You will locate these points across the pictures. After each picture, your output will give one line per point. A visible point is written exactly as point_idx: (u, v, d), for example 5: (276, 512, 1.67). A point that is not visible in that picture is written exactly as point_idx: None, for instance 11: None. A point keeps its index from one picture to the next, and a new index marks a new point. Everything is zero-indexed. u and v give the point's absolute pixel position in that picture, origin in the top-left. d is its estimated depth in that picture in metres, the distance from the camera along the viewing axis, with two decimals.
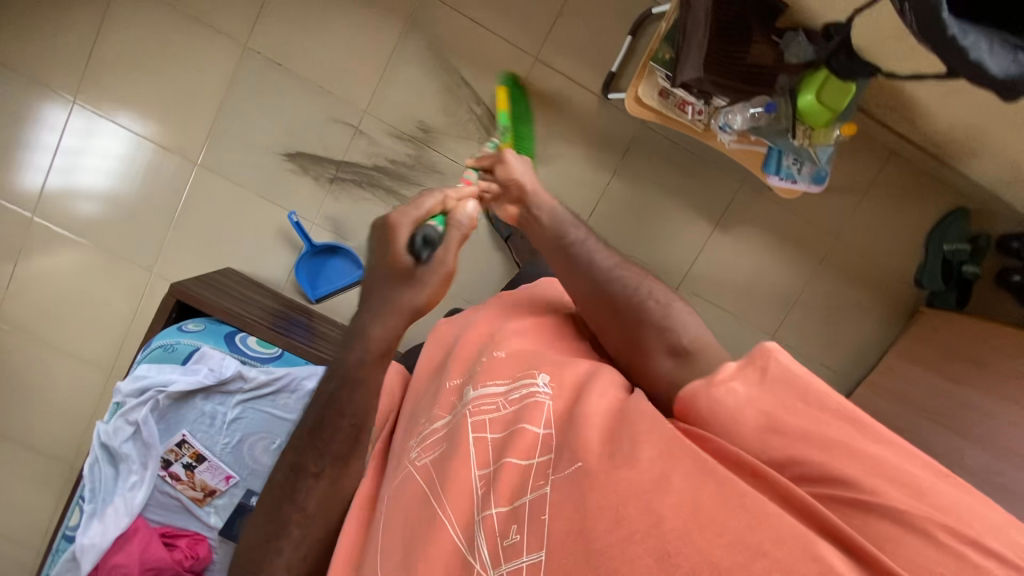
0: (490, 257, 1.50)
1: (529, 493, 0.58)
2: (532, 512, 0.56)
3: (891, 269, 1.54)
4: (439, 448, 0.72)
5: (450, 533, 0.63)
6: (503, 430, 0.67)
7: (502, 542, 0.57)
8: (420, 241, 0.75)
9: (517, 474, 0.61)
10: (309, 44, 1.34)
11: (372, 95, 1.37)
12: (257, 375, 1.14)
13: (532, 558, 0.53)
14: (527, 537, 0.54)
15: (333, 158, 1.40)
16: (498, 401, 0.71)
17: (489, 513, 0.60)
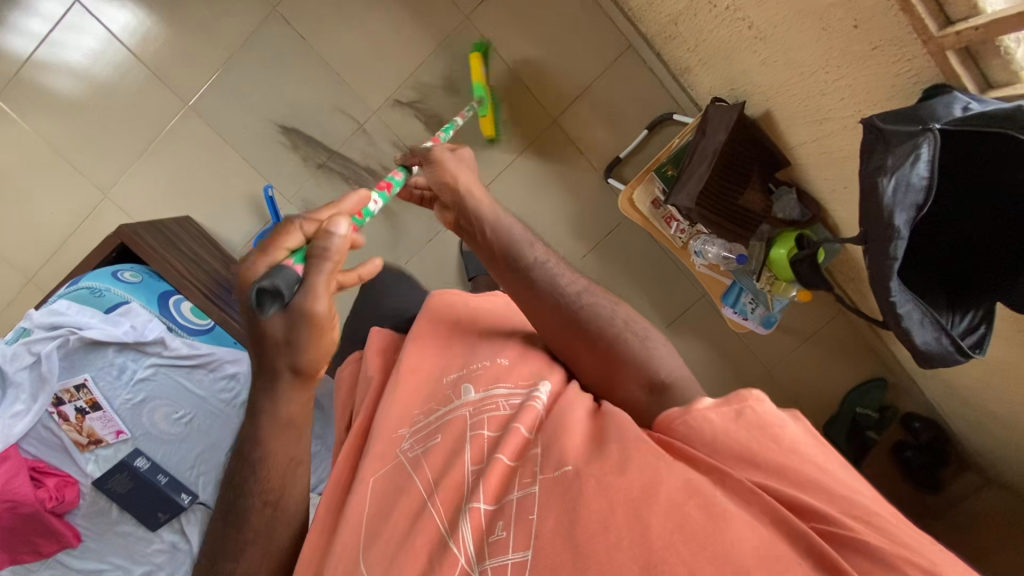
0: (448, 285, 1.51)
1: (517, 490, 0.60)
2: (521, 507, 0.58)
3: (806, 413, 1.64)
4: (432, 441, 0.71)
5: (435, 523, 0.62)
6: (499, 429, 0.69)
7: (486, 537, 0.58)
8: (256, 293, 0.54)
9: (507, 474, 0.63)
10: (337, 29, 1.31)
11: (385, 99, 1.35)
12: (180, 346, 1.12)
13: (517, 556, 0.54)
14: (513, 534, 0.56)
15: (328, 145, 1.37)
16: (497, 406, 0.71)
17: (476, 505, 0.61)
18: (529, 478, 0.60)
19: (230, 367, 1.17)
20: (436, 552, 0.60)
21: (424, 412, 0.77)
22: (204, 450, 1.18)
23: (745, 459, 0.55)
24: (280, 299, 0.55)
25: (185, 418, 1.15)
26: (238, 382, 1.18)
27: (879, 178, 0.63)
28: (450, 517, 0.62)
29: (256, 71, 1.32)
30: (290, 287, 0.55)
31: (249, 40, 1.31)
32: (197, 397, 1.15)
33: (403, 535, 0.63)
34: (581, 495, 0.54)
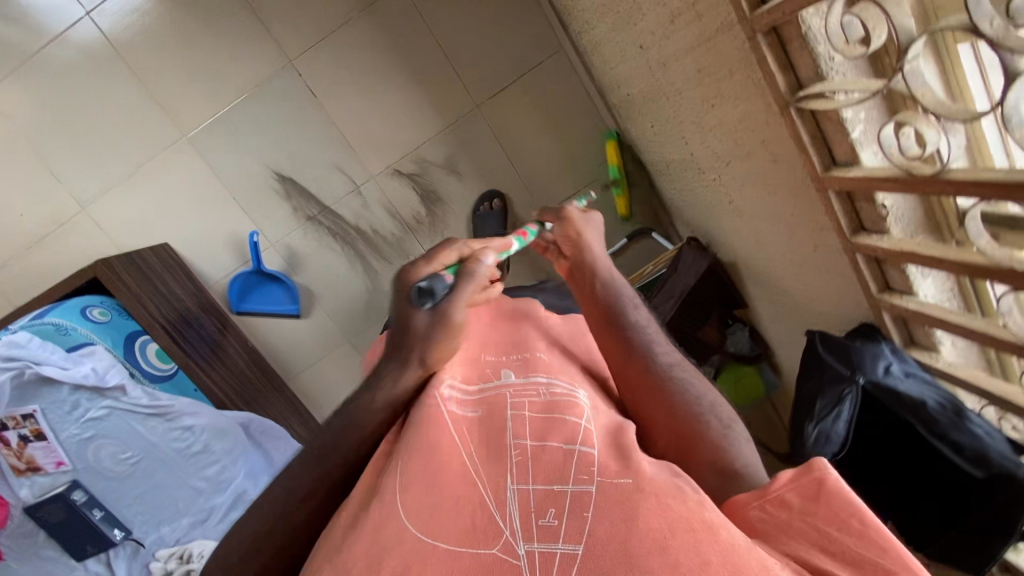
0: None
1: (571, 483, 0.46)
2: (576, 500, 0.45)
3: None
4: (468, 422, 0.56)
5: (479, 499, 0.47)
6: (544, 412, 0.54)
7: (535, 520, 0.44)
8: (418, 288, 0.58)
9: (560, 460, 0.49)
10: (351, 94, 1.34)
11: (386, 167, 1.39)
12: (140, 395, 1.13)
13: (567, 548, 0.42)
14: (564, 525, 0.43)
15: (321, 200, 1.39)
16: (540, 388, 0.57)
17: (523, 489, 0.47)
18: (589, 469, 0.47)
19: (189, 419, 1.18)
20: (474, 529, 0.45)
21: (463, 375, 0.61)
22: (148, 490, 1.18)
23: (817, 544, 0.42)
24: (432, 301, 0.58)
25: (132, 459, 1.15)
26: (194, 433, 1.18)
27: (807, 426, 0.79)
28: (499, 492, 0.47)
29: (264, 118, 1.33)
30: (442, 292, 0.59)
31: (262, 87, 1.31)
32: (149, 443, 1.15)
33: (438, 505, 0.48)
34: (636, 502, 0.43)
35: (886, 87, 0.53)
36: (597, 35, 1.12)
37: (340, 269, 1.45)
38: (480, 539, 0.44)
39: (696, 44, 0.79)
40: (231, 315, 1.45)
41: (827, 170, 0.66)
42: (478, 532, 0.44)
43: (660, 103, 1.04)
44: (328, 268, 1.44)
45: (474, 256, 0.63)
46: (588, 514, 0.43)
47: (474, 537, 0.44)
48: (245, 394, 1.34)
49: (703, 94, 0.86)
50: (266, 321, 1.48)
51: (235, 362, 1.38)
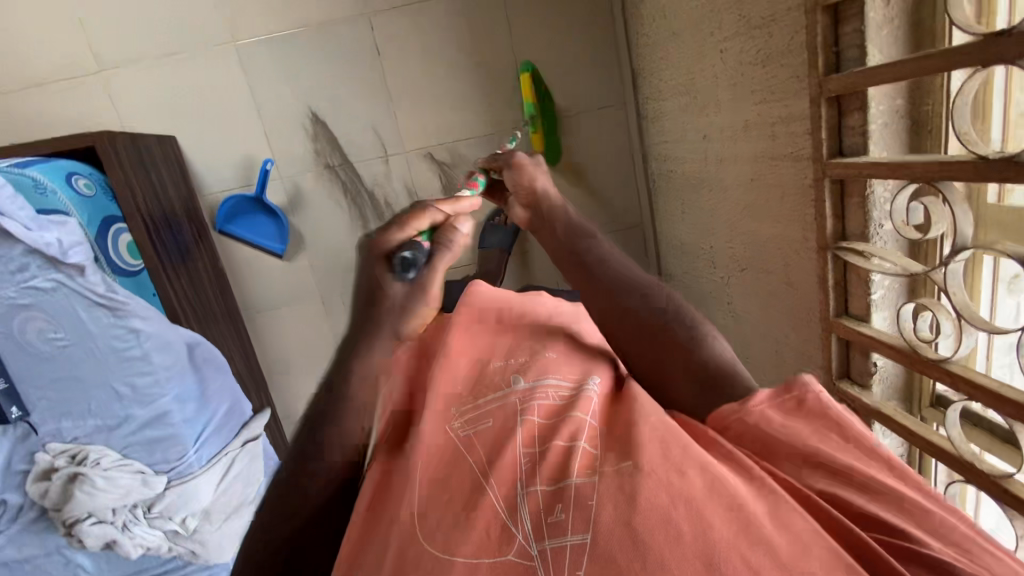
0: None
1: (574, 477, 0.52)
2: (579, 495, 0.50)
3: None
4: (481, 425, 0.62)
5: (491, 506, 0.53)
6: (551, 416, 0.61)
7: (543, 519, 0.50)
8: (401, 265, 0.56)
9: (565, 461, 0.55)
10: (413, 67, 1.33)
11: (420, 147, 1.38)
12: (98, 283, 1.05)
13: (576, 539, 0.47)
14: (573, 517, 0.49)
15: (346, 153, 1.36)
16: (549, 392, 0.64)
17: (532, 489, 0.53)
18: (591, 465, 0.53)
19: (138, 322, 1.10)
20: (490, 531, 0.51)
21: (468, 390, 0.68)
22: (64, 378, 1.09)
23: (806, 458, 0.51)
24: (411, 274, 0.57)
25: (61, 343, 1.07)
26: (138, 339, 1.11)
27: None
28: (508, 497, 0.53)
29: (320, 56, 1.30)
30: (422, 263, 0.57)
31: (331, 24, 1.28)
32: (88, 333, 1.08)
33: (459, 513, 0.53)
34: (640, 489, 0.48)
35: (926, 272, 0.57)
36: (665, 109, 1.17)
37: (339, 225, 1.41)
38: (498, 544, 0.50)
39: (761, 156, 0.84)
40: (212, 231, 1.39)
41: (838, 315, 0.71)
42: (490, 527, 0.51)
43: (701, 191, 1.10)
44: (325, 219, 1.41)
45: (447, 221, 0.61)
46: (593, 504, 0.49)
47: (489, 535, 0.50)
48: (198, 314, 1.28)
49: (748, 199, 0.91)
50: (246, 250, 1.43)
51: (200, 279, 1.32)
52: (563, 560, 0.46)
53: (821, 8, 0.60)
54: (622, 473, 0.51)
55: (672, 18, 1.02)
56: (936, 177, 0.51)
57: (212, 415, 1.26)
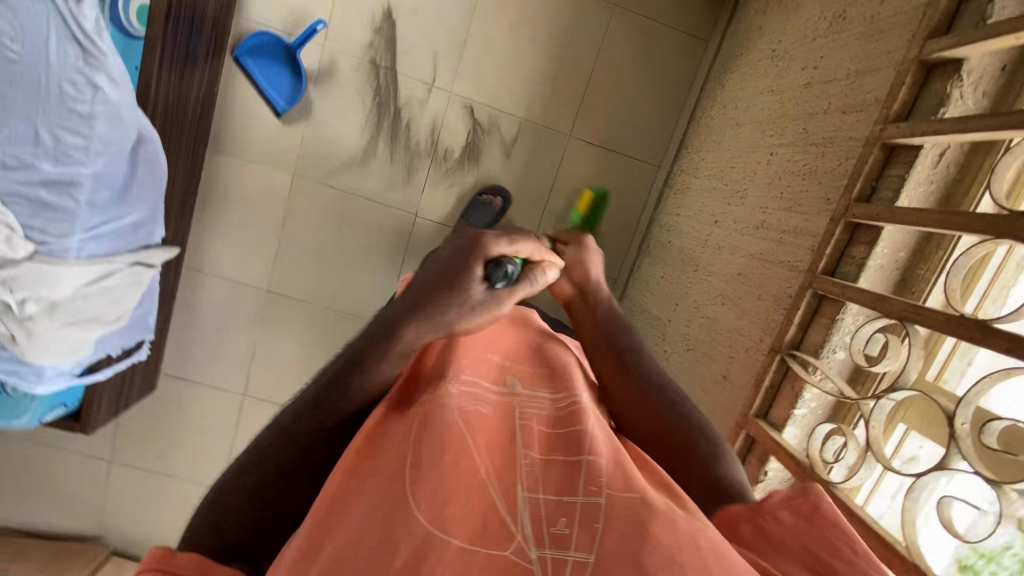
0: (332, 237, 1.44)
1: (582, 494, 0.52)
2: (585, 516, 0.50)
3: None
4: (483, 404, 0.60)
5: (493, 501, 0.50)
6: (553, 425, 0.61)
7: (546, 529, 0.49)
8: (501, 268, 0.59)
9: (571, 479, 0.54)
10: (499, 27, 1.33)
11: (465, 98, 1.36)
12: (88, 19, 0.96)
13: (579, 557, 0.46)
14: (578, 534, 0.48)
15: (396, 62, 1.34)
16: (553, 401, 0.65)
17: (536, 496, 0.52)
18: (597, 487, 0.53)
19: (104, 82, 1.00)
20: (489, 524, 0.48)
21: (480, 376, 0.65)
22: None
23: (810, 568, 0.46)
24: (507, 278, 0.60)
25: (9, 53, 0.95)
26: (92, 96, 0.99)
27: None
28: (512, 496, 0.51)
29: None
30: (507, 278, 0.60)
31: None
32: (42, 60, 0.96)
33: (458, 496, 0.50)
34: (649, 523, 0.48)
35: (856, 400, 0.61)
36: (693, 186, 1.21)
37: (350, 121, 1.36)
38: (496, 539, 0.47)
39: (758, 257, 0.88)
40: (227, 55, 1.31)
41: (756, 416, 0.73)
42: (489, 521, 0.49)
43: (686, 270, 1.14)
44: (342, 108, 1.36)
45: (540, 261, 0.64)
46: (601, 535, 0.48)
47: (488, 530, 0.48)
48: (167, 116, 1.19)
49: (726, 290, 0.95)
50: (249, 92, 1.35)
51: (190, 90, 1.23)
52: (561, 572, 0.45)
53: (881, 143, 0.64)
54: (629, 503, 0.50)
55: (742, 113, 1.08)
56: (907, 316, 0.54)
57: (119, 218, 1.13)
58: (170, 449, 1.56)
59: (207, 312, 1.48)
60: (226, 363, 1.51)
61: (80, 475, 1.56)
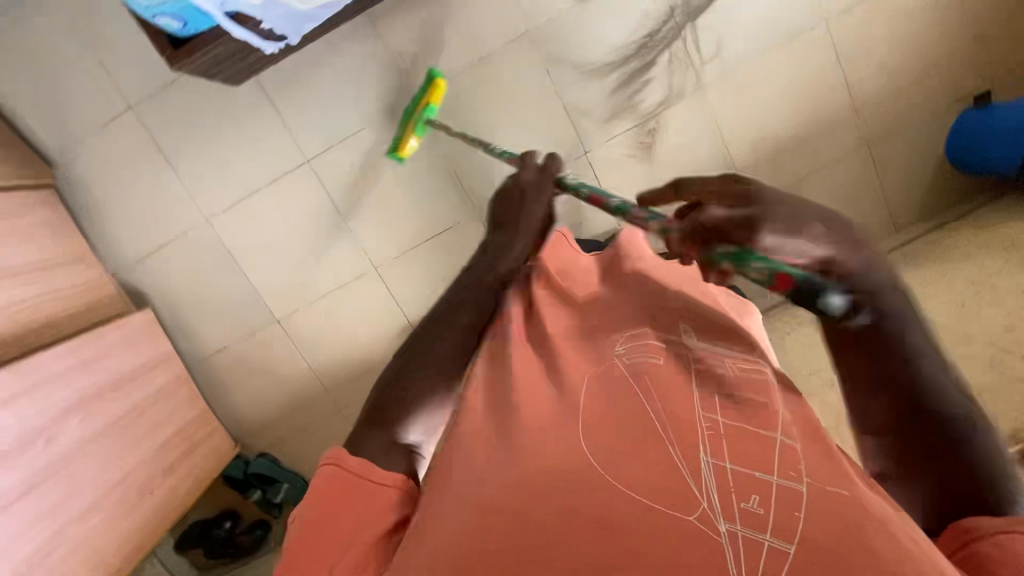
0: (507, 104, 1.33)
1: (778, 475, 0.48)
2: (781, 497, 0.46)
3: (279, 433, 1.59)
4: (650, 363, 0.61)
5: (672, 461, 0.50)
6: (741, 396, 0.57)
7: (735, 501, 0.46)
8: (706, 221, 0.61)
9: (763, 453, 0.50)
10: (790, 79, 1.30)
11: (710, 104, 1.32)
12: None
13: (776, 541, 0.43)
14: (776, 516, 0.45)
15: (692, 27, 1.28)
16: (731, 358, 0.63)
17: (719, 466, 0.49)
18: (796, 473, 0.48)
19: None
20: (672, 487, 0.48)
21: (625, 342, 0.66)
22: None
23: None
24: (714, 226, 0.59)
25: None
26: None
27: None
28: (694, 462, 0.50)
29: None
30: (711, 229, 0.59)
31: None
32: None
33: (629, 457, 0.51)
34: (856, 519, 0.43)
35: None
36: None
37: (612, 35, 1.28)
38: (678, 503, 0.47)
39: None
40: None
41: None
42: (670, 484, 0.48)
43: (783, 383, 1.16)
44: (620, 19, 1.28)
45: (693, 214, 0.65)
46: (800, 521, 0.44)
47: (668, 492, 0.47)
48: None
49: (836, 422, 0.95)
50: None
51: None
52: (758, 556, 0.42)
53: None
54: (832, 497, 0.46)
55: None
56: None
57: None
58: (198, 150, 1.36)
59: (345, 66, 1.31)
60: (319, 119, 1.34)
61: (91, 99, 1.34)
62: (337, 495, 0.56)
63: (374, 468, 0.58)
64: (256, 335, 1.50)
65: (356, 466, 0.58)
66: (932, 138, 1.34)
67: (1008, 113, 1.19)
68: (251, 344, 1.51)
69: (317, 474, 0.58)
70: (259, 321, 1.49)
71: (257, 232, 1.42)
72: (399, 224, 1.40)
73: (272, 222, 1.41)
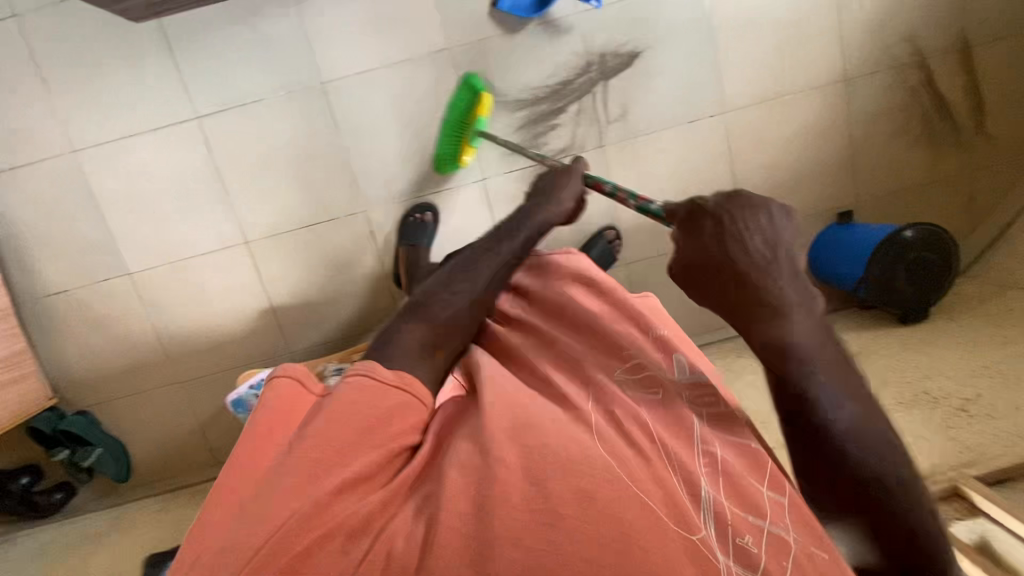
0: (412, 114, 1.32)
1: (767, 521, 0.67)
2: (775, 541, 0.65)
3: (104, 393, 1.47)
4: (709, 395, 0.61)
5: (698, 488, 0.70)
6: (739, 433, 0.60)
7: (731, 537, 0.65)
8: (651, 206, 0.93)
9: (756, 501, 0.70)
10: (683, 158, 1.38)
11: (607, 163, 1.37)
12: None
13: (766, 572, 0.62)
14: (765, 551, 0.64)
15: (604, 86, 1.32)
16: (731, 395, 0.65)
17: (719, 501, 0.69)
18: (782, 522, 0.67)
19: None
20: (677, 507, 0.65)
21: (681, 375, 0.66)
22: None
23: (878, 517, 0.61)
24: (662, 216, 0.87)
25: None
26: None
27: None
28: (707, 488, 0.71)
29: (699, 67, 1.33)
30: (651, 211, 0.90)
31: (720, 77, 1.34)
32: None
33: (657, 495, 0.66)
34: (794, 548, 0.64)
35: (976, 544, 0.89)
36: None
37: (528, 75, 1.31)
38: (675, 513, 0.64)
39: None
40: None
41: None
42: (678, 506, 0.65)
43: None
44: (540, 61, 1.30)
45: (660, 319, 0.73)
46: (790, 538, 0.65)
47: (678, 515, 0.64)
48: None
49: None
50: None
51: None
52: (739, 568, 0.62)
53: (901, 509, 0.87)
54: (813, 558, 0.63)
55: None
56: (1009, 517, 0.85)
57: None
58: (80, 78, 1.28)
59: (257, 32, 1.27)
60: (217, 79, 1.28)
61: None
62: (356, 399, 0.66)
63: (409, 378, 0.71)
64: (101, 285, 1.40)
65: (392, 378, 0.69)
66: None
67: (862, 237, 1.29)
68: (93, 293, 1.41)
69: (344, 383, 0.68)
70: (106, 271, 1.39)
71: (125, 177, 1.34)
72: (279, 204, 1.35)
73: (144, 170, 1.33)
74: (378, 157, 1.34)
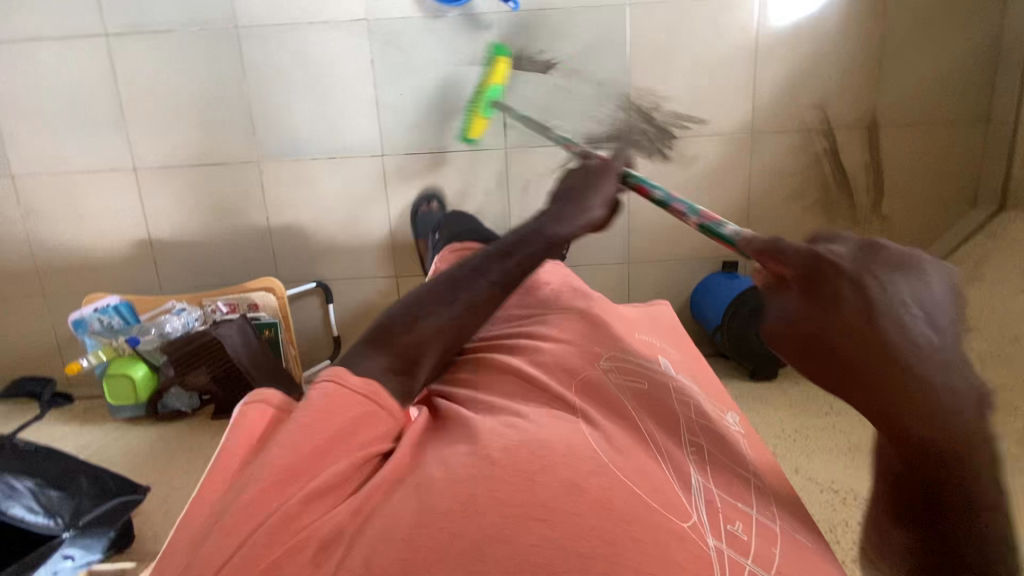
0: (320, 77, 1.32)
1: (754, 511, 0.52)
2: (762, 532, 0.50)
3: None
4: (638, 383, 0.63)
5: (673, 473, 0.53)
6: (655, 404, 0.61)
7: (723, 522, 0.49)
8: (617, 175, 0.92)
9: (744, 491, 0.54)
10: None
11: (508, 165, 1.37)
12: None
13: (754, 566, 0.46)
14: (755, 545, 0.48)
15: (514, 89, 1.33)
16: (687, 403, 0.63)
17: (708, 490, 0.52)
18: (771, 514, 0.53)
19: None
20: (665, 497, 0.49)
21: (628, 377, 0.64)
22: None
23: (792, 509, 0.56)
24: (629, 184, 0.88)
25: None
26: None
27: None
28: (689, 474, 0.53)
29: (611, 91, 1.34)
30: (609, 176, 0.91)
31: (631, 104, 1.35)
32: None
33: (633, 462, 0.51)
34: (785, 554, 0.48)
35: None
36: None
37: (441, 63, 1.31)
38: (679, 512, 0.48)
39: None
40: None
41: None
42: (665, 493, 0.49)
43: None
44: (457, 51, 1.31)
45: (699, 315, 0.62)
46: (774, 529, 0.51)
47: (666, 500, 0.48)
48: None
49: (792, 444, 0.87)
50: None
51: None
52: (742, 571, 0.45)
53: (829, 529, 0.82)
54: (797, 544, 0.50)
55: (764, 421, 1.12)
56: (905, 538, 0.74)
57: None
58: None
59: None
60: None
61: None
62: (331, 414, 0.48)
63: (382, 390, 0.51)
64: None
65: (359, 387, 0.50)
66: (682, 281, 1.45)
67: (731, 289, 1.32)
68: None
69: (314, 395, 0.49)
70: None
71: (23, 78, 1.32)
72: (173, 137, 1.35)
73: (43, 76, 1.32)
74: (282, 111, 1.34)
